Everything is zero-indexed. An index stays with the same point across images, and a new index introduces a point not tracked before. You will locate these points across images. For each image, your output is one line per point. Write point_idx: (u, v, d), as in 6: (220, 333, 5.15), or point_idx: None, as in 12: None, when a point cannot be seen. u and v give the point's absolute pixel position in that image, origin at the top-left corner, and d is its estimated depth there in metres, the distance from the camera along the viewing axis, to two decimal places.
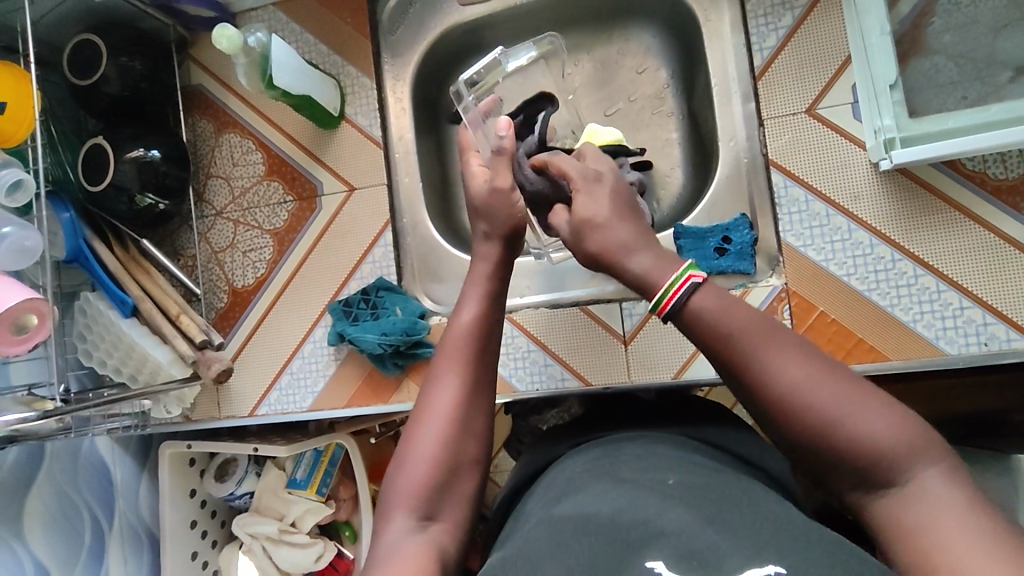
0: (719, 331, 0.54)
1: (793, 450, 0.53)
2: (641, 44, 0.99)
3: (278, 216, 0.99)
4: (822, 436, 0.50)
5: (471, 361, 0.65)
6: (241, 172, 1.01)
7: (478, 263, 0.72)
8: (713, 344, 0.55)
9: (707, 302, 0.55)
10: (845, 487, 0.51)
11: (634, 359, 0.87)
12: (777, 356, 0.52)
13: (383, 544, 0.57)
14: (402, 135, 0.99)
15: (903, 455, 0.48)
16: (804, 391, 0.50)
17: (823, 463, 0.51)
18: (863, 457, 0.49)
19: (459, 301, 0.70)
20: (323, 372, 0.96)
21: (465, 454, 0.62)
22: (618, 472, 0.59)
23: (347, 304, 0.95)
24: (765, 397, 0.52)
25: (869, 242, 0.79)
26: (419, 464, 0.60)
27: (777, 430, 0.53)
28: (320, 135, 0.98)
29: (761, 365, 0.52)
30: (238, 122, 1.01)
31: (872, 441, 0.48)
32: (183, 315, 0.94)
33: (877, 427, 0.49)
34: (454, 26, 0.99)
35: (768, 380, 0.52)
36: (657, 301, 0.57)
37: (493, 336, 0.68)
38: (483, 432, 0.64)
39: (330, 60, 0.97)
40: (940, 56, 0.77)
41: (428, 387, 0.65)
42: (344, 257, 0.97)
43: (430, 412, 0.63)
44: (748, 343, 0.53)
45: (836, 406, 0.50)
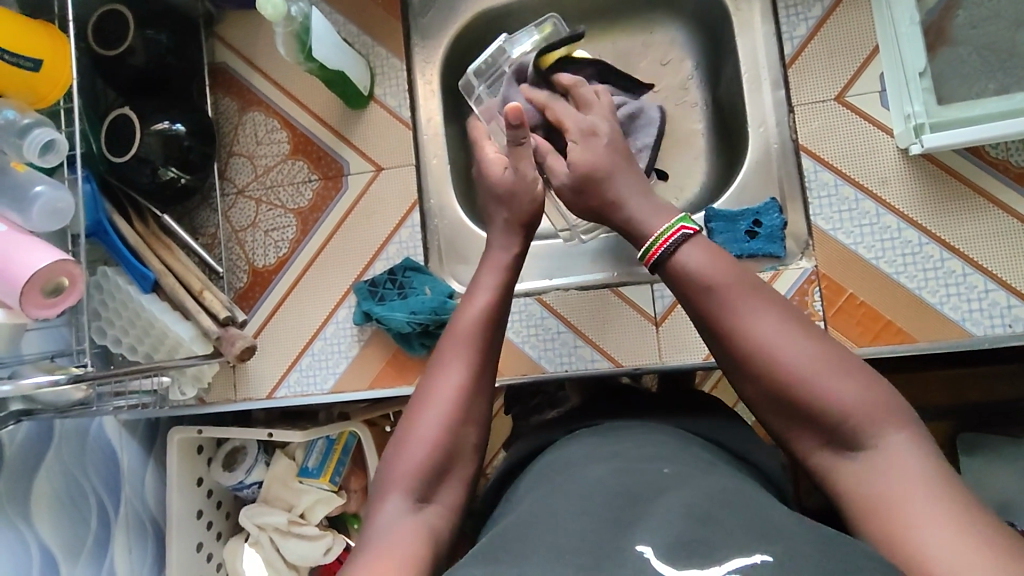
0: (699, 282, 0.59)
1: (761, 409, 0.58)
2: (667, 35, 1.01)
3: (302, 195, 0.98)
4: (787, 392, 0.55)
5: (474, 346, 0.66)
6: (265, 150, 1.00)
7: (495, 252, 0.74)
8: (698, 291, 0.59)
9: (690, 258, 0.60)
10: (812, 445, 0.55)
11: (665, 340, 0.87)
12: (749, 313, 0.57)
13: (377, 522, 0.58)
14: (431, 118, 1.00)
15: (857, 413, 0.52)
16: (774, 345, 0.56)
17: (794, 419, 0.55)
18: (828, 415, 0.53)
19: (471, 289, 0.71)
20: (346, 354, 0.95)
21: (463, 440, 0.62)
22: (624, 455, 0.60)
23: (372, 284, 0.94)
24: (738, 346, 0.57)
25: (895, 226, 0.81)
26: (420, 446, 0.61)
27: (748, 387, 0.58)
28: (348, 115, 0.97)
29: (731, 320, 0.58)
30: (263, 100, 1.00)
31: (840, 404, 0.53)
32: (206, 290, 0.91)
33: (835, 386, 0.53)
34: (482, 11, 1.00)
35: (744, 335, 0.57)
36: (643, 254, 0.64)
37: (497, 329, 0.68)
38: (482, 416, 0.65)
39: (360, 40, 0.97)
40: (966, 47, 0.80)
41: (433, 370, 0.66)
42: (368, 238, 0.96)
43: (433, 397, 0.63)
44: (721, 297, 0.58)
45: (805, 368, 0.54)
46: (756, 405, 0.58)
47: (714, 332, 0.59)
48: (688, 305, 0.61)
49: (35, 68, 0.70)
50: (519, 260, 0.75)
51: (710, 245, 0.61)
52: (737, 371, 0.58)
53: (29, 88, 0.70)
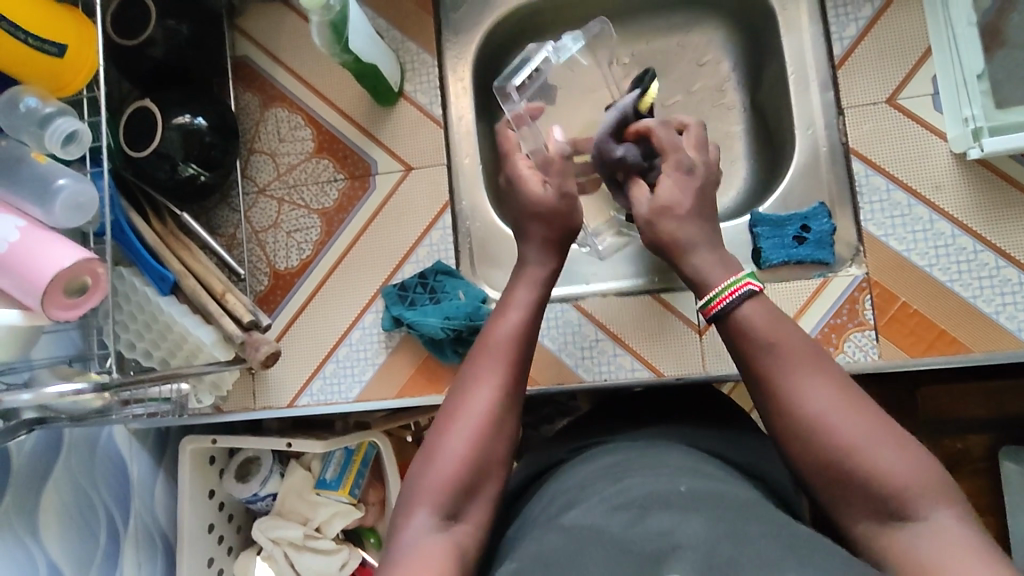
0: (759, 340, 0.56)
1: (808, 480, 0.53)
2: (704, 35, 0.98)
3: (327, 195, 0.94)
4: (839, 463, 0.51)
5: (512, 359, 0.62)
6: (288, 148, 0.96)
7: (530, 266, 0.70)
8: (752, 348, 0.57)
9: (745, 318, 0.58)
10: (858, 518, 0.50)
11: (709, 349, 0.84)
12: (803, 377, 0.54)
13: (402, 539, 0.53)
14: (463, 115, 0.95)
15: (912, 493, 0.48)
16: (830, 411, 0.52)
17: (839, 492, 0.51)
18: (878, 489, 0.49)
19: (505, 302, 0.67)
20: (372, 361, 0.90)
21: (494, 456, 0.57)
22: (631, 475, 0.57)
23: (402, 288, 0.90)
24: (788, 408, 0.53)
25: (949, 233, 0.79)
26: (449, 459, 0.56)
27: (791, 452, 0.53)
28: (376, 112, 0.94)
29: (782, 383, 0.54)
30: (286, 96, 0.96)
31: (893, 481, 0.49)
32: (228, 293, 0.87)
33: (891, 461, 0.49)
34: (516, 8, 0.97)
35: (794, 398, 0.53)
36: (707, 306, 0.60)
37: (533, 343, 0.64)
38: (514, 434, 0.60)
39: (390, 35, 0.94)
40: (1021, 52, 0.79)
41: (464, 381, 0.61)
42: (397, 240, 0.92)
43: (464, 407, 0.58)
44: (774, 358, 0.55)
45: (859, 438, 0.50)
46: (799, 473, 0.54)
47: (765, 394, 0.55)
48: (738, 367, 0.58)
49: (59, 53, 0.66)
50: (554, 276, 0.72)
51: (772, 309, 0.58)
52: (781, 433, 0.54)
53: (51, 75, 0.66)
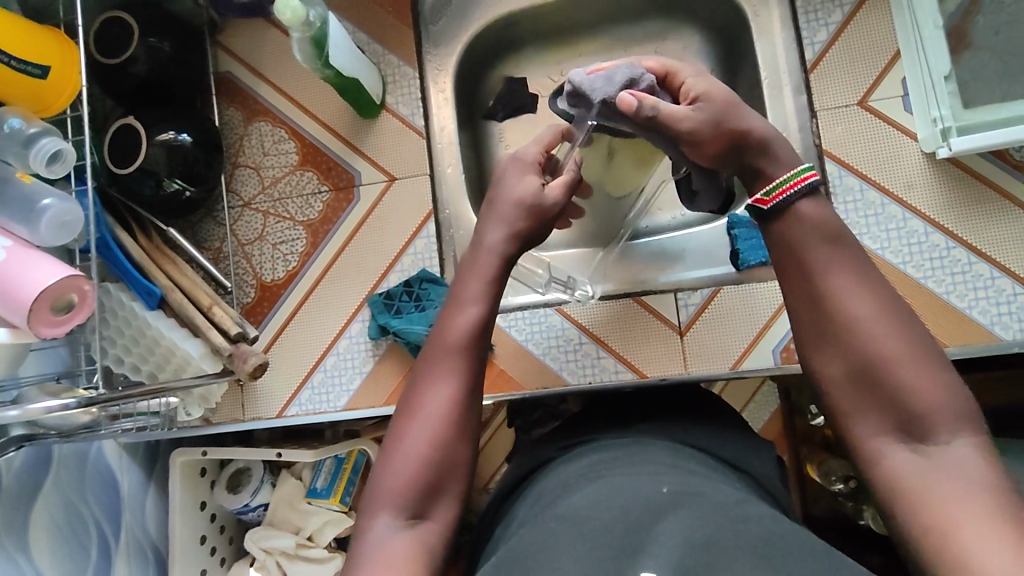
0: (806, 243, 0.55)
1: (827, 388, 0.53)
2: (681, 42, 0.99)
3: (312, 207, 0.95)
4: (863, 367, 0.50)
5: (467, 357, 0.61)
6: (272, 162, 0.97)
7: (482, 255, 0.66)
8: (797, 252, 0.55)
9: (802, 222, 0.56)
10: (876, 428, 0.50)
11: (690, 350, 0.85)
12: (849, 282, 0.52)
13: (366, 541, 0.55)
14: (445, 125, 0.96)
15: (931, 408, 0.48)
16: (867, 319, 0.51)
17: (862, 399, 0.50)
18: (902, 399, 0.49)
19: (458, 297, 0.64)
20: (360, 370, 0.91)
21: (455, 455, 0.59)
22: (611, 475, 0.58)
23: (388, 297, 0.91)
24: (824, 311, 0.53)
25: (922, 230, 0.80)
26: (410, 462, 0.57)
27: (819, 356, 0.53)
28: (358, 124, 0.95)
29: (825, 291, 0.53)
30: (270, 110, 0.98)
31: (915, 392, 0.48)
32: (215, 306, 0.88)
33: (916, 374, 0.49)
34: (496, 19, 0.99)
35: (832, 304, 0.52)
36: (767, 193, 0.56)
37: (489, 339, 0.63)
38: (475, 431, 0.61)
39: (370, 48, 0.96)
40: (988, 52, 0.80)
41: (420, 382, 0.61)
42: (382, 249, 0.93)
43: (422, 410, 0.59)
44: (821, 263, 0.54)
45: (891, 347, 0.50)
46: (822, 379, 0.53)
47: (804, 299, 0.54)
48: (780, 271, 0.56)
49: (42, 75, 0.67)
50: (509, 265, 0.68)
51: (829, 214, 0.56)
52: (812, 336, 0.53)
53: (34, 97, 0.67)
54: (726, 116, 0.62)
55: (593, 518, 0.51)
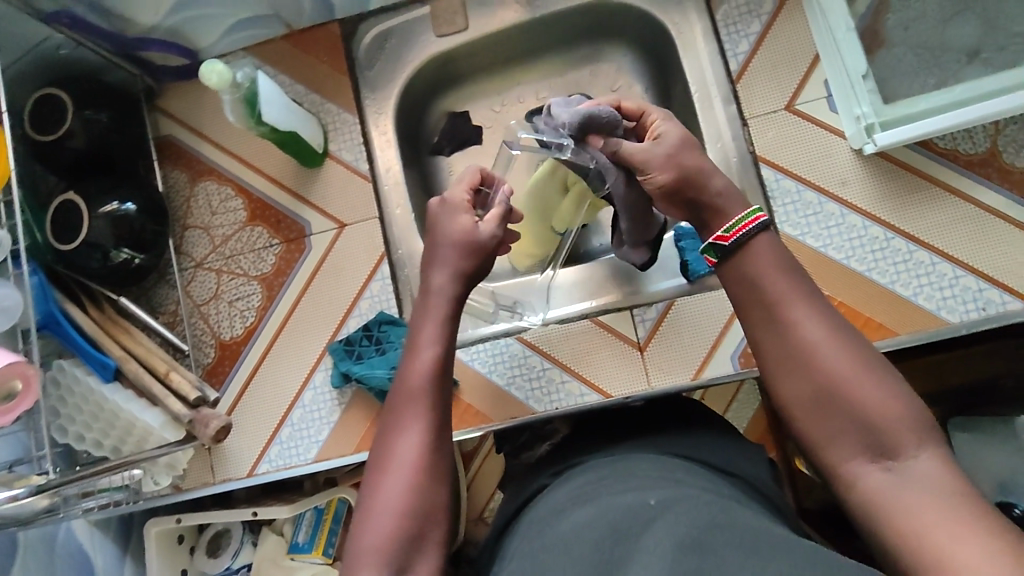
0: (755, 275, 0.55)
1: (791, 418, 0.52)
2: (613, 62, 1.03)
3: (265, 261, 0.95)
4: (824, 394, 0.49)
5: (434, 399, 0.61)
6: (221, 220, 0.97)
7: (435, 299, 0.67)
8: (748, 284, 0.55)
9: (751, 254, 0.56)
10: (845, 455, 0.48)
11: (651, 364, 0.86)
12: (801, 309, 0.52)
13: None
14: (390, 167, 0.97)
15: (893, 424, 0.47)
16: (823, 344, 0.50)
17: (827, 425, 0.49)
18: (864, 422, 0.48)
19: (417, 342, 0.64)
20: (327, 420, 0.90)
21: (434, 501, 0.56)
22: (604, 492, 0.56)
23: (348, 343, 0.90)
24: (780, 341, 0.52)
25: (861, 224, 0.82)
26: (387, 513, 0.54)
27: (779, 388, 0.52)
28: (304, 174, 0.96)
29: (781, 318, 0.52)
30: (214, 169, 0.98)
31: (876, 413, 0.48)
32: (172, 372, 0.88)
33: (877, 394, 0.48)
34: (431, 57, 1.00)
35: (788, 334, 0.52)
36: (728, 229, 0.56)
37: (452, 377, 0.63)
38: (451, 474, 0.59)
39: (309, 98, 0.98)
40: (901, 48, 0.84)
41: (390, 430, 0.60)
42: (339, 294, 0.93)
43: (395, 458, 0.57)
44: (772, 292, 0.54)
45: (846, 370, 0.49)
46: (786, 410, 0.52)
47: (756, 331, 0.54)
48: (737, 305, 0.56)
49: None
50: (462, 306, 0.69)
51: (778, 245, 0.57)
52: (769, 368, 0.52)
53: None
54: (688, 143, 0.64)
55: (580, 538, 0.49)
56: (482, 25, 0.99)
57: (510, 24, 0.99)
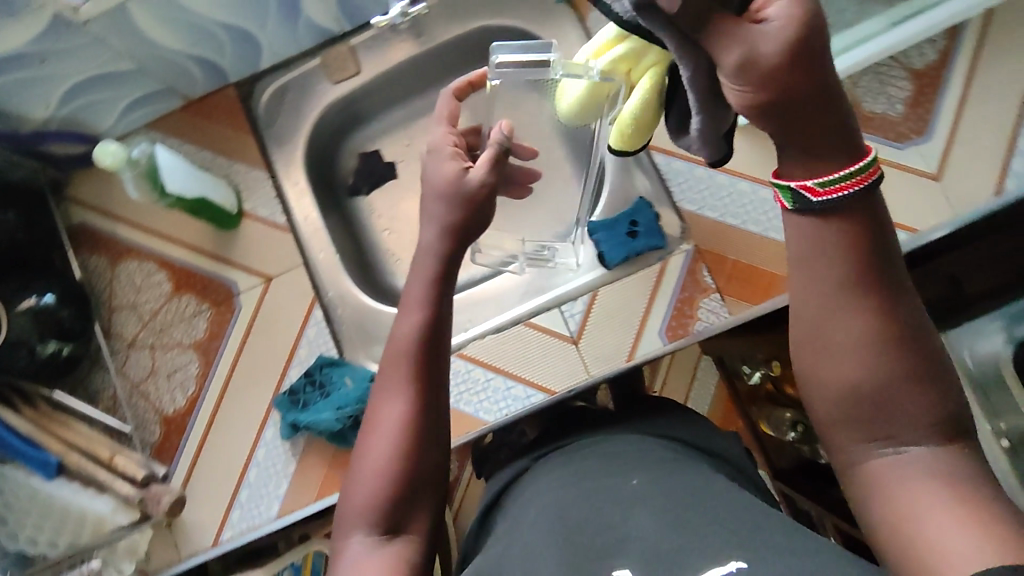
0: (819, 255, 0.47)
1: (814, 400, 0.49)
2: None
3: (197, 328, 0.96)
4: (854, 389, 0.46)
5: (423, 365, 0.59)
6: (147, 296, 0.98)
7: (419, 258, 0.62)
8: (807, 258, 0.48)
9: (828, 228, 0.47)
10: (855, 442, 0.47)
11: (587, 355, 0.89)
12: (863, 301, 0.46)
13: (340, 563, 0.53)
14: (308, 215, 0.99)
15: (918, 428, 0.45)
16: (866, 341, 0.46)
17: (846, 416, 0.47)
18: (885, 420, 0.46)
19: (405, 303, 0.60)
20: (284, 472, 0.90)
21: (420, 465, 0.56)
22: (592, 471, 0.56)
23: (292, 393, 0.91)
24: (826, 329, 0.47)
25: (750, 190, 0.88)
26: (374, 477, 0.55)
27: (811, 371, 0.48)
28: (222, 237, 0.97)
29: (835, 309, 0.47)
30: (133, 248, 0.99)
31: (898, 416, 0.45)
32: (117, 456, 0.87)
33: (908, 396, 0.45)
34: (331, 104, 1.03)
35: (834, 323, 0.47)
36: (824, 183, 0.46)
37: (445, 341, 0.60)
38: (442, 437, 0.58)
39: (217, 163, 0.99)
40: None
41: (376, 395, 0.59)
42: (275, 346, 0.94)
43: (381, 423, 0.57)
44: (835, 278, 0.47)
45: (880, 370, 0.46)
46: (810, 392, 0.49)
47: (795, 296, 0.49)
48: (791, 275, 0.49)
49: None
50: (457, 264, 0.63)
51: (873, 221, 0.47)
52: (803, 352, 0.49)
53: None
54: (803, 51, 0.44)
55: (550, 531, 0.50)
56: (374, 66, 1.03)
57: (401, 62, 1.04)
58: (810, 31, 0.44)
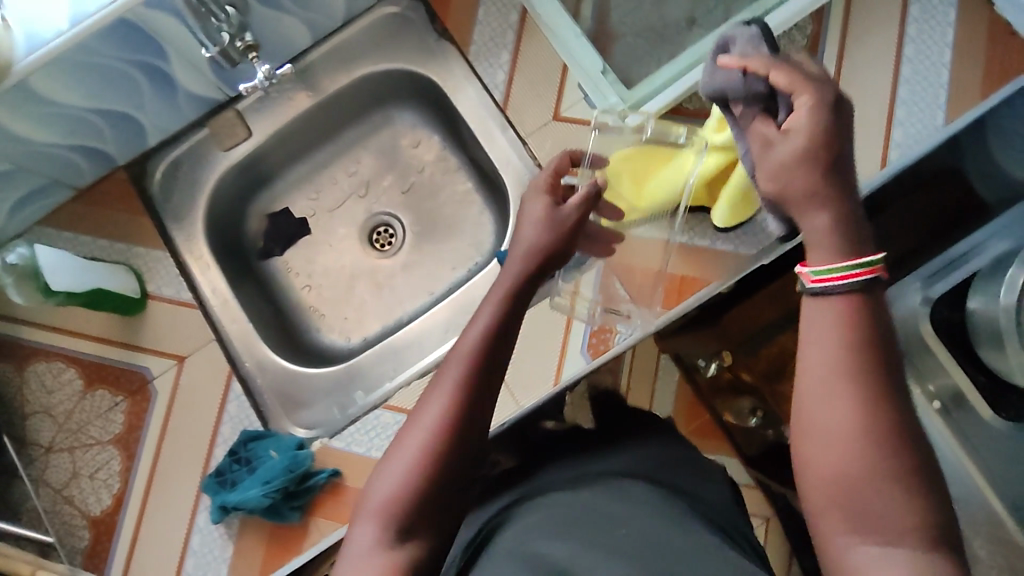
0: (834, 318, 0.47)
1: (807, 495, 0.47)
2: (406, 121, 1.08)
3: (114, 422, 0.92)
4: (849, 473, 0.45)
5: (478, 379, 0.59)
6: (59, 397, 0.93)
7: (499, 283, 0.69)
8: (821, 324, 0.47)
9: (826, 302, 0.48)
10: (847, 535, 0.45)
11: (513, 385, 0.86)
12: (864, 379, 0.46)
13: (348, 552, 0.54)
14: (216, 287, 0.98)
15: (902, 546, 0.43)
16: (862, 422, 0.45)
17: (836, 499, 0.45)
18: (876, 521, 0.44)
19: (473, 321, 0.65)
20: (222, 557, 0.86)
21: (447, 476, 0.56)
22: (587, 527, 0.52)
23: (219, 474, 0.88)
24: (830, 401, 0.46)
25: None
26: (400, 471, 0.55)
27: (811, 443, 0.47)
28: (130, 324, 0.93)
29: (836, 380, 0.46)
30: (40, 348, 0.94)
31: (892, 520, 0.44)
32: (38, 570, 0.84)
33: (892, 505, 0.44)
34: (228, 171, 1.01)
35: (836, 397, 0.46)
36: (815, 271, 0.48)
37: (500, 362, 0.62)
38: (472, 458, 0.58)
39: (115, 249, 0.95)
40: (628, 37, 0.93)
41: (423, 396, 0.60)
42: (196, 428, 0.90)
43: (418, 422, 0.57)
44: (843, 349, 0.46)
45: (877, 462, 0.44)
46: (804, 463, 0.47)
47: (797, 392, 0.48)
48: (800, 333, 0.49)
49: None
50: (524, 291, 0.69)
51: (883, 310, 0.48)
52: (803, 419, 0.47)
53: None
54: (815, 153, 0.50)
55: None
56: (265, 127, 1.01)
57: (294, 120, 1.02)
58: (821, 138, 0.51)
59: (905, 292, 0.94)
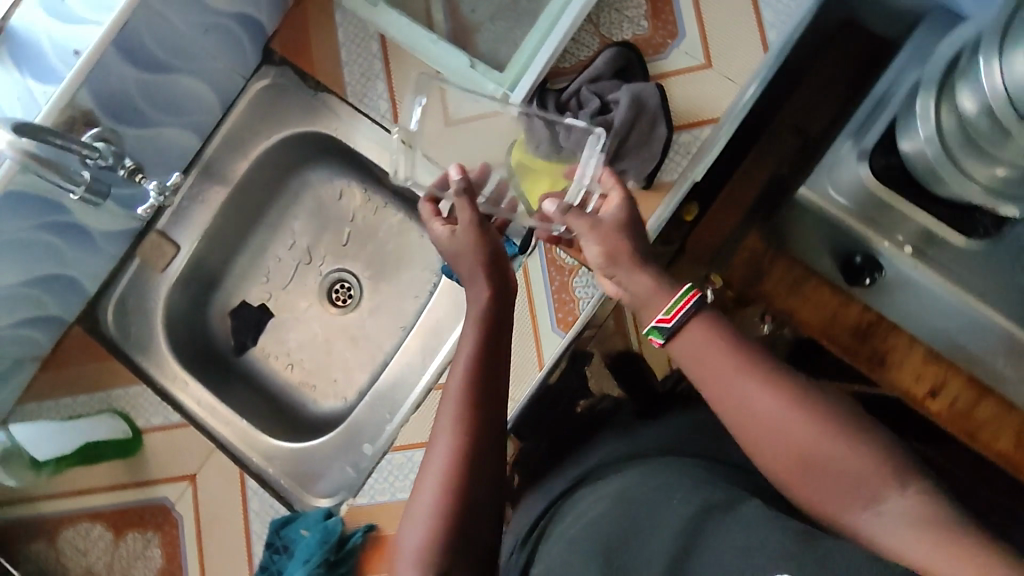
0: (700, 352, 0.57)
1: (782, 481, 0.53)
2: (320, 179, 1.09)
3: (153, 557, 0.93)
4: (797, 452, 0.52)
5: (473, 410, 0.62)
6: (96, 554, 0.94)
7: (470, 306, 0.71)
8: (696, 363, 0.57)
9: (686, 335, 0.58)
10: (837, 503, 0.51)
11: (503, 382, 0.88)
12: (751, 380, 0.54)
13: None
14: (200, 399, 0.99)
15: (876, 476, 0.49)
16: (774, 411, 0.53)
17: (806, 476, 0.52)
18: (841, 477, 0.50)
19: (457, 354, 0.67)
20: None
21: (471, 504, 0.60)
22: (639, 499, 0.55)
23: (265, 569, 0.88)
24: (746, 406, 0.54)
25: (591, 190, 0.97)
26: (421, 523, 0.58)
27: (754, 450, 0.54)
28: (136, 462, 0.95)
29: (736, 389, 0.55)
30: (62, 516, 0.95)
31: (849, 468, 0.50)
32: None
33: (839, 446, 0.51)
34: (174, 288, 1.02)
35: (743, 407, 0.54)
36: (668, 311, 0.58)
37: (495, 389, 0.65)
38: (490, 479, 0.61)
39: (97, 399, 0.97)
40: (486, 25, 0.94)
41: (430, 439, 0.63)
42: (230, 534, 0.91)
43: (428, 466, 0.61)
44: (724, 370, 0.56)
45: (806, 438, 0.52)
46: (766, 466, 0.54)
47: (712, 397, 0.56)
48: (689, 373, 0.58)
49: None
50: (498, 304, 0.71)
51: (720, 322, 0.58)
52: (739, 433, 0.55)
53: None
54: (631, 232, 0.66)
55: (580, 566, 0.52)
56: (191, 234, 1.02)
57: (216, 217, 1.03)
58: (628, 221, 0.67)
59: (839, 150, 0.85)
